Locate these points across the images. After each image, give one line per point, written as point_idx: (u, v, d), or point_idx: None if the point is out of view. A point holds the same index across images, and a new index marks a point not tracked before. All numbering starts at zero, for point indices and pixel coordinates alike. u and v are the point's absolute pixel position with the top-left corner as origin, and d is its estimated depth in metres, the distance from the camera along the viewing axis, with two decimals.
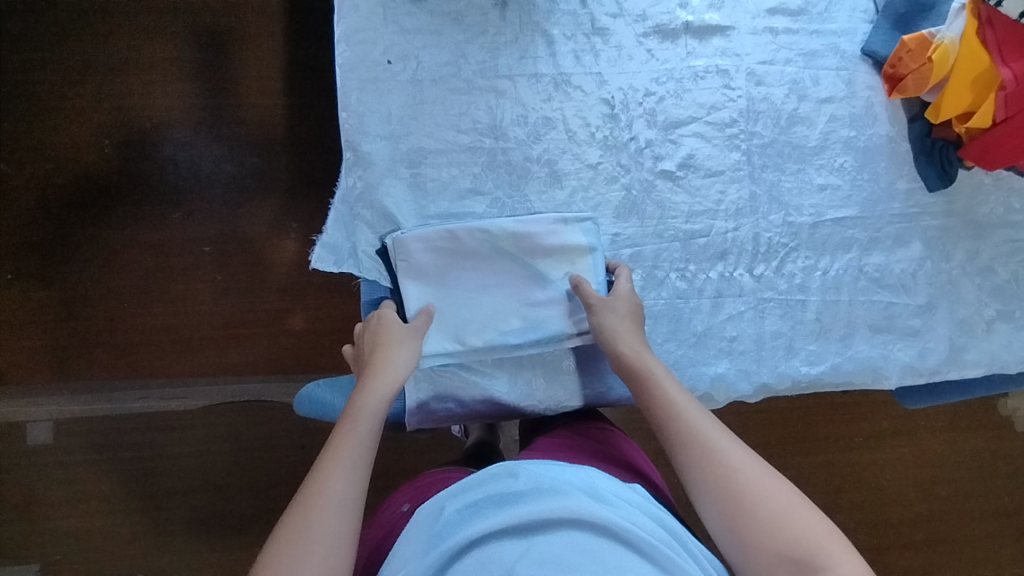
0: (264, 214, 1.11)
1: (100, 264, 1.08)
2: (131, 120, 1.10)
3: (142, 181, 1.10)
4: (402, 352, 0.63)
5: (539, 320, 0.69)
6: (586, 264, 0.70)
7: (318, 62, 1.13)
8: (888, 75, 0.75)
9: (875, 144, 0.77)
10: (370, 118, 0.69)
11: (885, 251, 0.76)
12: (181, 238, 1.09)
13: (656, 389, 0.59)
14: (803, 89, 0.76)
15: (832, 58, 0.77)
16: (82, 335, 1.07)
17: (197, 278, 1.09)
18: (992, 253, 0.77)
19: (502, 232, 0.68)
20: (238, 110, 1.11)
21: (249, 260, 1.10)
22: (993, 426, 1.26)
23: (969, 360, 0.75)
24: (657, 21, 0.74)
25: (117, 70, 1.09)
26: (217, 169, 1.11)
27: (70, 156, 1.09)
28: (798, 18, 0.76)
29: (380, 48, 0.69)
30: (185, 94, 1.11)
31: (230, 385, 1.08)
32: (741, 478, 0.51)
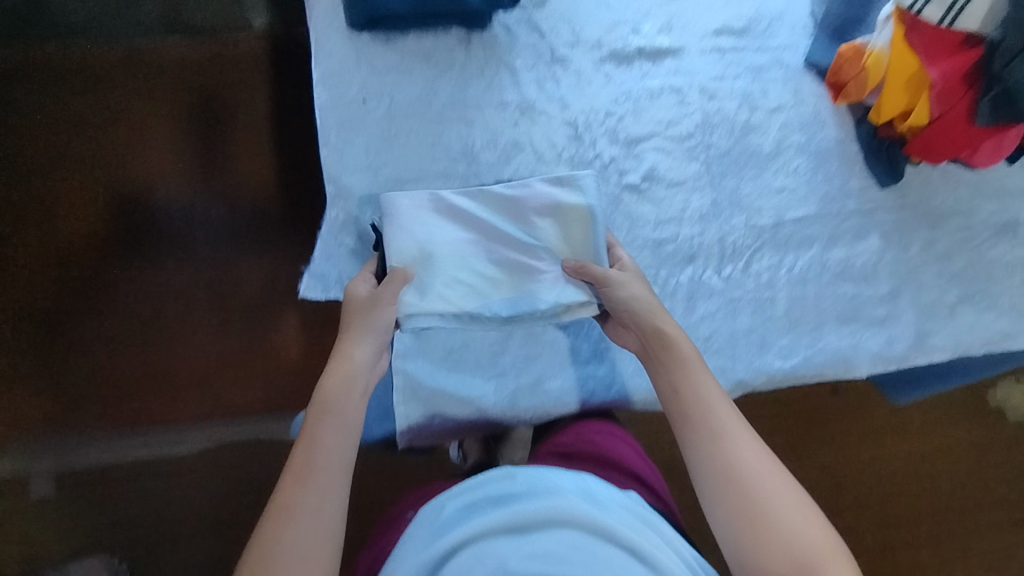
0: (256, 255, 1.15)
1: (96, 314, 1.11)
2: (122, 176, 1.14)
3: (134, 231, 1.14)
4: (367, 329, 0.63)
5: (535, 288, 0.71)
6: (587, 226, 0.71)
7: (299, 108, 1.17)
8: (832, 84, 0.81)
9: (827, 146, 0.81)
10: (348, 152, 0.73)
11: (846, 245, 0.80)
12: (176, 285, 1.13)
13: (688, 374, 0.60)
14: (754, 100, 0.81)
15: (778, 70, 0.82)
16: (80, 388, 1.10)
17: (194, 322, 1.12)
18: (947, 241, 0.81)
19: (496, 199, 0.73)
20: (227, 158, 1.16)
21: (245, 300, 1.14)
22: (985, 417, 1.28)
23: (935, 344, 0.79)
24: (612, 47, 0.79)
25: (107, 127, 1.15)
26: (207, 216, 1.15)
27: (63, 211, 1.13)
28: (742, 37, 0.82)
29: (356, 88, 0.74)
30: (174, 145, 1.16)
31: (231, 426, 1.11)
32: (758, 480, 0.53)
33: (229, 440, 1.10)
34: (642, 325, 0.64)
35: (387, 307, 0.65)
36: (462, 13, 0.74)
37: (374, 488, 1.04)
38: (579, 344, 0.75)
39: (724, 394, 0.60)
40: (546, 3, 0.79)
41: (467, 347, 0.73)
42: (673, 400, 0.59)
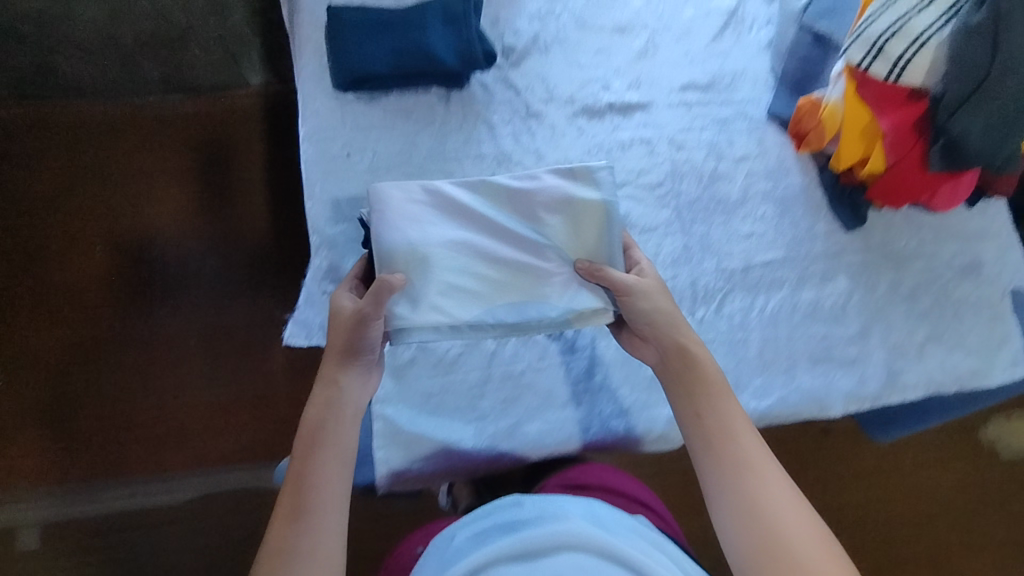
0: (244, 304, 1.22)
1: (91, 364, 1.17)
2: (122, 232, 1.25)
3: (129, 283, 1.22)
4: (345, 351, 0.66)
5: (544, 290, 0.70)
6: (602, 223, 0.72)
7: (286, 168, 1.29)
8: (794, 134, 0.85)
9: (792, 192, 0.85)
10: (331, 203, 0.77)
11: (815, 287, 0.83)
12: (167, 334, 1.20)
13: (712, 400, 0.64)
14: (720, 150, 0.85)
15: (742, 122, 0.86)
16: (70, 432, 1.14)
17: (183, 372, 1.18)
18: (913, 282, 0.84)
19: (506, 193, 0.73)
20: (218, 214, 1.26)
21: (235, 348, 1.19)
22: (978, 455, 1.28)
23: (907, 383, 0.81)
24: (584, 102, 0.84)
25: (112, 189, 1.27)
26: (200, 268, 1.24)
27: (65, 265, 1.22)
28: (707, 91, 0.87)
29: (339, 143, 0.78)
30: (171, 204, 1.27)
31: (217, 476, 1.13)
32: (774, 510, 0.58)
33: (213, 488, 1.12)
34: (664, 342, 0.67)
35: (374, 323, 0.65)
36: (441, 73, 0.79)
37: (362, 535, 1.03)
38: (557, 387, 0.76)
39: (748, 422, 0.64)
40: (521, 63, 0.84)
41: (447, 391, 0.75)
42: (695, 423, 0.64)
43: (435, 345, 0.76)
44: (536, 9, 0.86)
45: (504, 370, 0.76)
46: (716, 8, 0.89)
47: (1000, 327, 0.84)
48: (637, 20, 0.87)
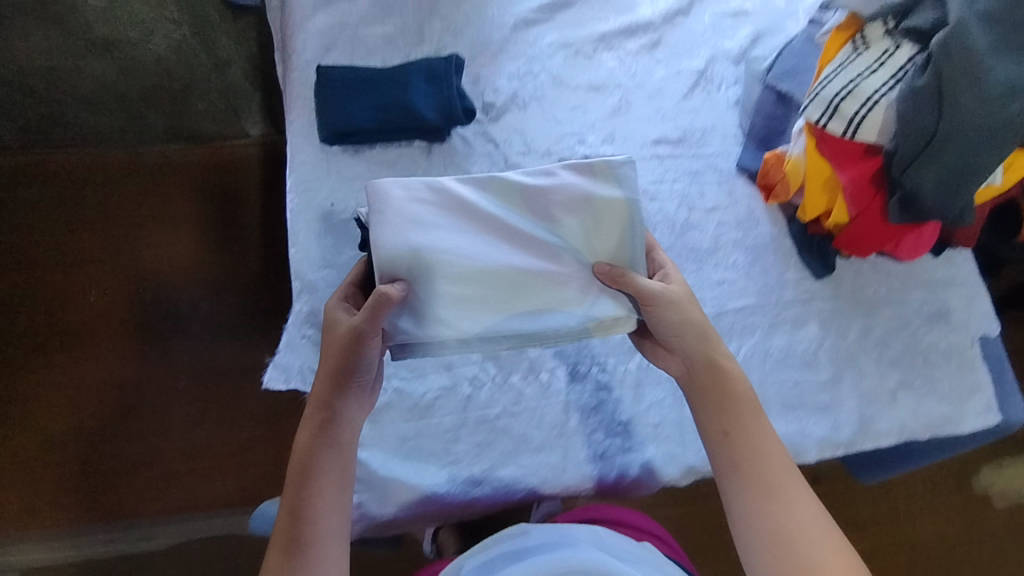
0: (234, 349, 1.33)
1: (93, 403, 1.30)
2: (117, 275, 1.35)
3: (128, 324, 1.33)
4: (338, 374, 0.67)
5: (563, 297, 0.70)
6: (625, 223, 0.71)
7: (274, 213, 1.38)
8: (763, 185, 0.88)
9: (762, 242, 0.88)
10: (314, 250, 0.80)
11: (786, 333, 0.84)
12: (162, 375, 1.31)
13: (741, 417, 0.68)
14: (691, 201, 0.89)
15: (712, 175, 0.90)
16: (77, 457, 1.27)
17: (179, 413, 1.29)
18: (883, 329, 0.86)
19: (520, 192, 0.71)
20: (209, 259, 1.37)
21: (227, 394, 1.31)
22: (973, 505, 1.26)
23: (879, 430, 0.82)
24: (560, 155, 0.88)
25: (108, 228, 1.36)
26: (194, 309, 1.34)
27: (67, 306, 1.33)
28: (678, 145, 0.91)
29: (324, 194, 0.82)
30: (165, 247, 1.36)
31: (209, 517, 1.24)
32: (795, 519, 0.65)
33: (207, 529, 1.24)
34: (693, 356, 0.70)
35: (370, 342, 0.66)
36: (423, 127, 0.84)
37: None
38: (531, 432, 0.77)
39: (774, 437, 0.69)
40: (500, 119, 0.88)
41: (422, 435, 0.75)
42: (724, 438, 0.68)
43: (412, 389, 0.77)
44: (515, 69, 0.91)
45: (479, 415, 0.76)
46: (686, 68, 0.94)
47: (971, 374, 0.85)
48: (610, 78, 0.92)
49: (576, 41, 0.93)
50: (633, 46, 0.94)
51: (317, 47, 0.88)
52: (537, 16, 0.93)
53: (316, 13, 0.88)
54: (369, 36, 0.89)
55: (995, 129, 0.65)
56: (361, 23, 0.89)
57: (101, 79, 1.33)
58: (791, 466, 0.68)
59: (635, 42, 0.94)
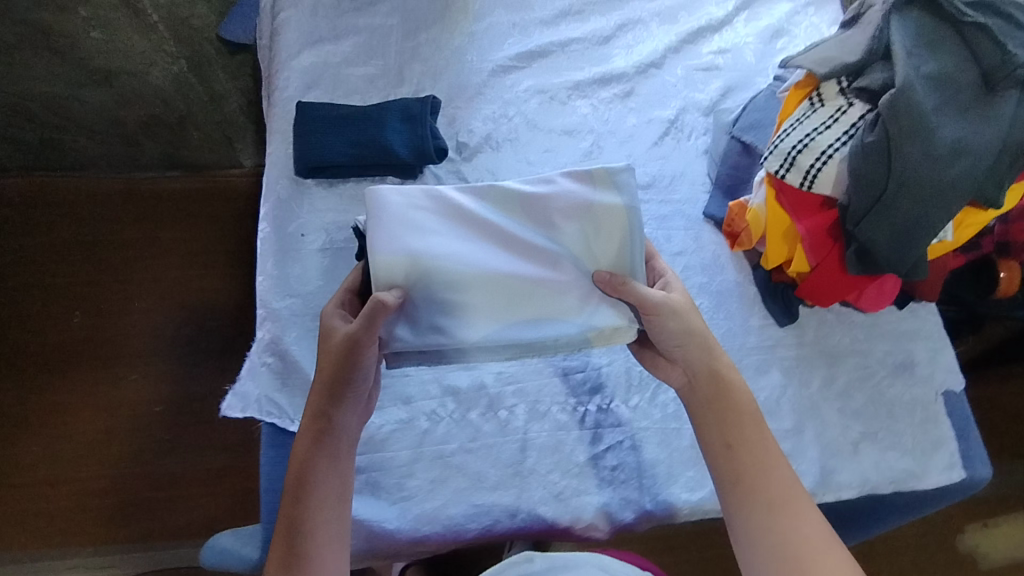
0: (208, 376, 1.33)
1: (62, 426, 1.29)
2: (100, 295, 1.36)
3: (108, 344, 1.34)
4: (336, 383, 0.66)
5: (564, 306, 0.72)
6: (623, 231, 0.72)
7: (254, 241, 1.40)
8: (729, 233, 0.89)
9: (726, 287, 0.89)
10: (280, 279, 0.82)
11: (748, 379, 0.84)
12: (135, 399, 1.31)
13: (744, 429, 0.67)
14: (658, 245, 0.90)
15: (680, 220, 0.92)
16: (43, 482, 1.25)
17: (147, 439, 1.28)
18: (846, 379, 0.85)
19: (519, 202, 0.73)
20: (194, 281, 1.38)
21: (198, 420, 1.30)
22: (957, 568, 1.23)
23: (841, 482, 0.80)
24: None
25: (95, 249, 1.38)
26: (174, 333, 1.35)
27: (48, 323, 1.34)
28: (647, 191, 0.93)
29: (296, 224, 0.84)
30: (151, 269, 1.38)
31: (169, 548, 1.22)
32: (802, 533, 0.63)
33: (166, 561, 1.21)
34: (696, 366, 0.69)
35: (367, 352, 0.67)
36: (397, 164, 0.87)
37: None
38: (486, 471, 0.75)
39: (779, 450, 0.67)
40: (473, 158, 0.91)
41: (375, 469, 0.75)
42: (723, 450, 0.66)
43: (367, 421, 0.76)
44: (491, 111, 0.94)
45: (434, 450, 0.76)
46: (657, 116, 0.97)
47: (936, 429, 0.84)
48: (583, 124, 0.95)
49: (552, 87, 0.97)
50: (607, 94, 0.98)
51: (299, 84, 0.91)
52: (515, 64, 0.97)
53: (302, 53, 0.93)
54: (351, 75, 0.93)
55: (941, 189, 0.67)
56: (344, 64, 0.93)
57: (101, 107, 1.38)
58: (796, 481, 0.66)
59: (609, 91, 0.98)
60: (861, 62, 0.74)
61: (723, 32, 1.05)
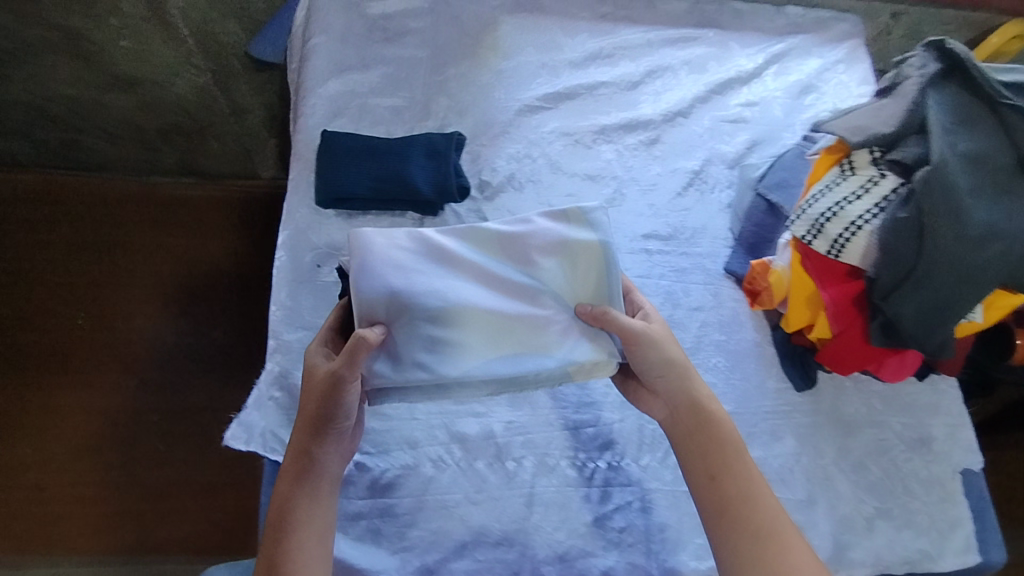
0: (208, 389, 1.32)
1: (58, 429, 1.28)
2: (112, 300, 1.38)
3: (114, 349, 1.34)
4: (317, 419, 0.65)
5: (547, 343, 0.71)
6: (600, 265, 0.74)
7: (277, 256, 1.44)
8: (749, 290, 0.88)
9: (744, 347, 0.87)
10: (292, 311, 0.81)
11: (763, 446, 0.82)
12: (134, 407, 1.30)
13: (729, 460, 0.65)
14: (676, 298, 0.89)
15: (700, 274, 0.91)
16: (32, 486, 1.24)
17: (141, 449, 1.27)
18: (861, 451, 0.84)
19: (498, 241, 0.75)
20: (208, 292, 1.40)
21: (195, 433, 1.29)
22: None
23: (854, 559, 0.78)
24: None
25: (115, 254, 1.43)
26: (181, 342, 1.35)
27: (58, 324, 1.36)
28: (668, 242, 0.92)
29: (312, 255, 0.83)
30: (168, 278, 1.41)
31: (151, 563, 1.19)
32: (792, 566, 0.61)
33: None
34: (677, 398, 0.68)
35: (348, 391, 0.65)
36: (418, 200, 0.86)
37: None
38: (490, 525, 0.73)
39: (763, 479, 0.66)
40: (495, 198, 0.90)
41: (377, 515, 0.73)
42: (707, 480, 0.65)
43: (372, 465, 0.74)
44: (515, 151, 0.93)
45: (438, 499, 0.73)
46: (681, 167, 0.96)
47: (952, 508, 0.82)
48: (606, 169, 0.94)
49: (577, 131, 0.96)
50: (632, 141, 0.97)
51: (324, 112, 0.90)
52: (542, 104, 0.96)
53: (329, 81, 0.92)
54: (377, 106, 0.92)
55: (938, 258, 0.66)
56: (371, 93, 0.92)
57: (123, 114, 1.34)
58: (782, 511, 0.65)
59: (634, 138, 0.97)
60: (896, 134, 0.72)
61: (752, 85, 1.04)
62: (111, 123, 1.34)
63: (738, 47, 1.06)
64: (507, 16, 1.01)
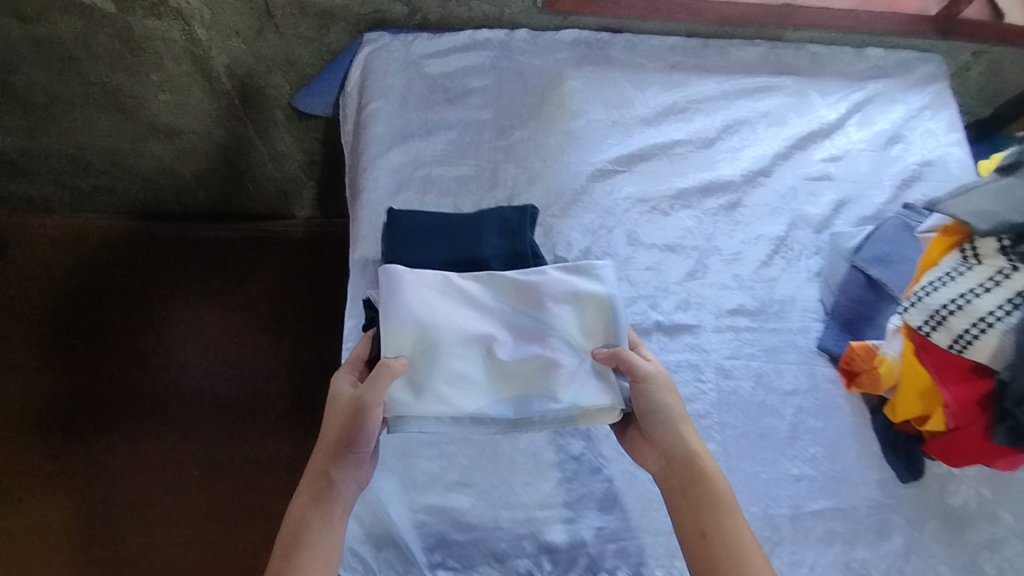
0: (255, 442, 1.27)
1: (95, 484, 1.23)
2: (147, 344, 1.33)
3: (150, 398, 1.29)
4: (339, 439, 0.66)
5: (553, 387, 0.72)
6: (603, 314, 0.75)
7: (327, 302, 1.39)
8: (845, 369, 0.83)
9: (841, 433, 0.82)
10: None
11: (868, 544, 0.78)
12: (174, 459, 1.25)
13: (720, 517, 0.64)
14: (768, 381, 0.83)
15: (791, 353, 0.85)
16: (72, 547, 1.19)
17: (184, 503, 1.22)
18: (972, 548, 0.79)
19: (514, 285, 0.75)
20: (251, 338, 1.35)
21: (238, 487, 1.24)
22: None
23: None
24: (631, 319, 0.83)
25: (148, 292, 1.37)
26: (222, 392, 1.31)
27: (90, 373, 1.30)
28: (756, 318, 0.86)
29: None
30: (203, 320, 1.36)
31: None
32: None
33: None
34: (672, 452, 0.67)
35: (370, 414, 0.66)
36: None
37: None
38: None
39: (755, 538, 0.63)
40: None
41: None
42: (698, 536, 0.63)
43: None
44: (590, 222, 0.87)
45: None
46: (765, 233, 0.90)
47: None
48: (686, 238, 0.88)
49: (654, 196, 0.89)
50: (711, 205, 0.90)
51: (388, 186, 0.85)
52: (615, 168, 0.90)
53: (391, 150, 0.86)
54: (442, 176, 0.86)
55: None
56: (435, 163, 0.87)
57: (160, 161, 1.26)
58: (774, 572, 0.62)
59: (713, 201, 0.91)
60: None
61: (835, 137, 0.97)
62: (151, 172, 1.29)
63: (818, 95, 0.99)
64: (573, 69, 0.93)
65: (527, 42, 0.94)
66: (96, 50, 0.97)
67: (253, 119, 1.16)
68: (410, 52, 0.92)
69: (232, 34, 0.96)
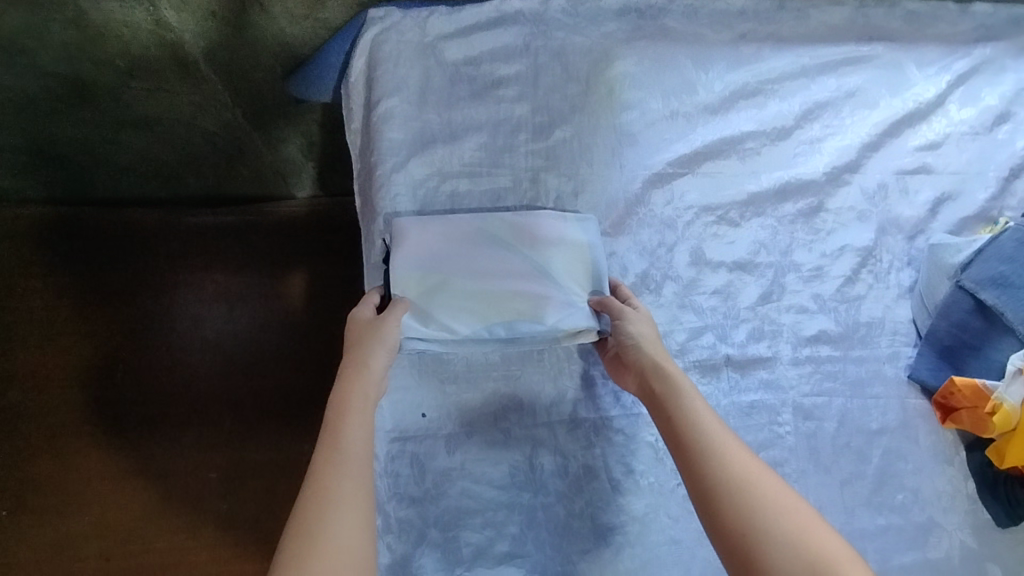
0: (267, 438, 1.03)
1: (94, 496, 0.99)
2: (137, 333, 1.02)
3: (144, 404, 1.02)
4: (365, 340, 0.63)
5: (540, 312, 0.67)
6: (587, 261, 0.70)
7: (348, 283, 1.10)
8: (939, 403, 0.73)
9: (933, 476, 0.73)
10: (402, 480, 0.67)
11: None
12: (184, 464, 1.01)
13: (680, 402, 0.61)
14: (853, 420, 0.73)
15: (879, 385, 0.75)
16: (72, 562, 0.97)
17: (204, 509, 1.01)
18: None
19: (504, 224, 0.69)
20: (260, 312, 1.05)
21: (259, 486, 1.02)
22: None
23: None
24: (697, 355, 0.72)
25: (117, 261, 1.03)
26: (228, 388, 1.03)
27: (60, 373, 1.00)
28: (839, 345, 0.75)
29: (414, 405, 0.69)
30: (190, 299, 1.04)
31: None
32: (751, 484, 0.55)
33: None
34: (640, 359, 0.64)
35: (391, 316, 0.63)
36: None
37: None
38: None
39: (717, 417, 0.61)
40: None
41: None
42: (667, 429, 0.60)
43: None
44: (648, 239, 0.74)
45: None
46: (850, 243, 0.78)
47: None
48: (759, 253, 0.76)
49: (720, 204, 0.77)
50: (788, 211, 0.78)
51: (409, 207, 0.71)
52: (676, 171, 0.76)
53: (410, 161, 0.72)
54: (472, 191, 0.73)
55: None
56: (463, 174, 0.73)
57: (142, 150, 1.04)
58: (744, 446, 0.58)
59: (790, 207, 0.78)
60: None
61: (933, 119, 0.82)
62: (127, 159, 1.06)
63: (915, 66, 0.82)
64: (623, 46, 0.77)
65: (566, 12, 0.78)
66: (52, 40, 0.80)
67: (244, 105, 0.98)
68: (425, 32, 0.75)
69: (209, 16, 0.80)
